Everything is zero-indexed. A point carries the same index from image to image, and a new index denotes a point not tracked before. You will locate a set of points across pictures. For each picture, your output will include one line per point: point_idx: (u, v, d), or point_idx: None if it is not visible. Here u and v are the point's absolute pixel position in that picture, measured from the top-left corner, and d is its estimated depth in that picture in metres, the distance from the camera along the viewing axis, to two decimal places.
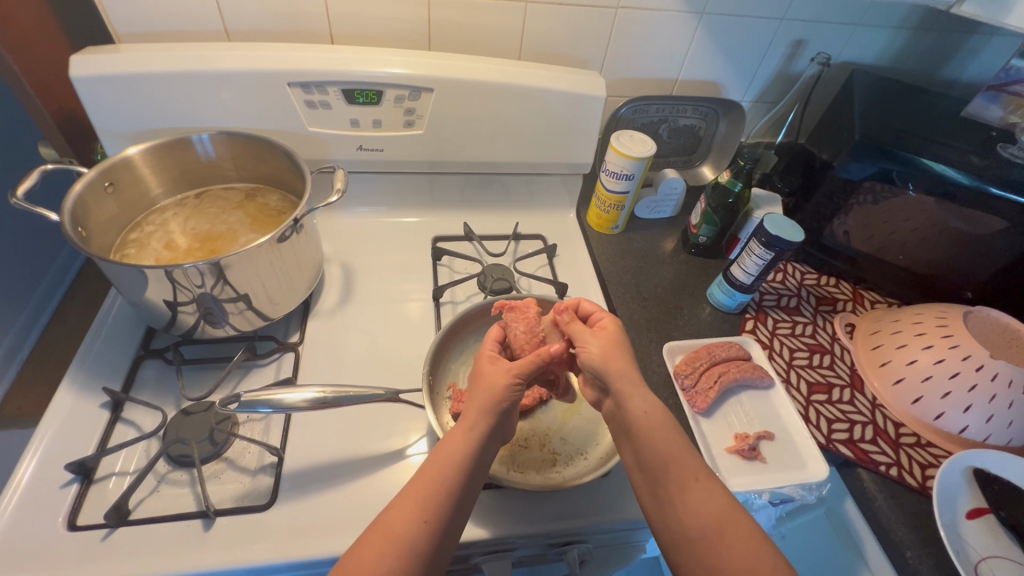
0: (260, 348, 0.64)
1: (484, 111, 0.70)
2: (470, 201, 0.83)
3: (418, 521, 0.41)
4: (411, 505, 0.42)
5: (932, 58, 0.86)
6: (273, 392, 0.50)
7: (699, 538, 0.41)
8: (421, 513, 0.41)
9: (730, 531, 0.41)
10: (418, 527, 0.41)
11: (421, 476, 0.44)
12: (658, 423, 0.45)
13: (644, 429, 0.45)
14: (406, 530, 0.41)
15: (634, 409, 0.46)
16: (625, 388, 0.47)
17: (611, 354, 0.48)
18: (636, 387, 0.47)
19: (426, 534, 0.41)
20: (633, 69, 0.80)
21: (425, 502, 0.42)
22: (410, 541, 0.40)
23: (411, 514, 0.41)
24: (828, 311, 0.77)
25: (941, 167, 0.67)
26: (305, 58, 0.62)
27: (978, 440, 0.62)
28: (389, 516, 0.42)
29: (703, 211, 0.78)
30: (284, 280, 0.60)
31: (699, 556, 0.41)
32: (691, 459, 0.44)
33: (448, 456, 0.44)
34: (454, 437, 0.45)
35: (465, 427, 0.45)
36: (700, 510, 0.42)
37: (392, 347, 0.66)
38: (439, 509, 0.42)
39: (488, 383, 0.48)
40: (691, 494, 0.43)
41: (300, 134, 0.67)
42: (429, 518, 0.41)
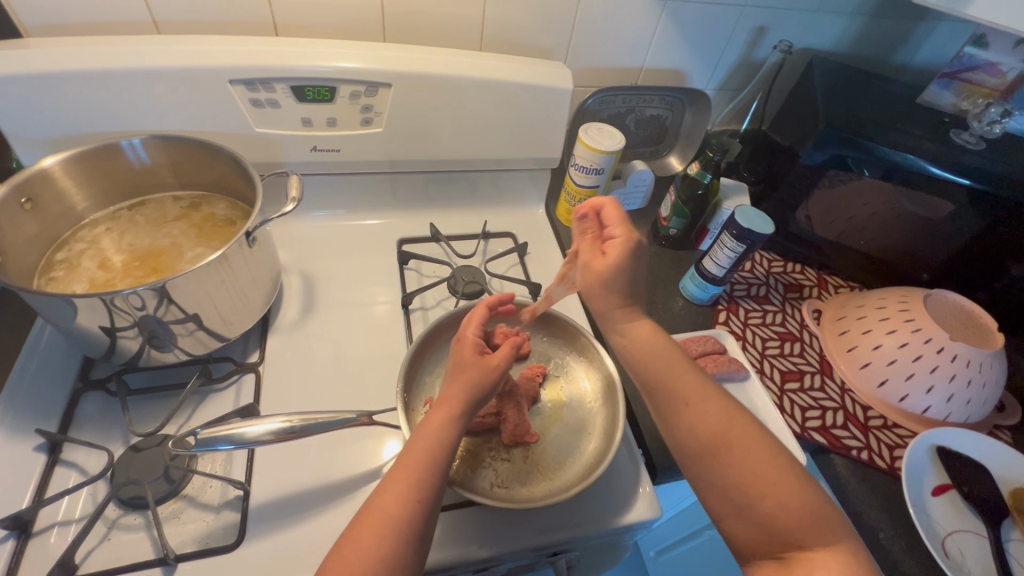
0: (216, 370, 0.59)
1: (446, 106, 0.66)
2: (436, 199, 0.80)
3: (413, 503, 0.40)
4: (399, 485, 0.40)
5: (885, 46, 0.87)
6: (233, 427, 0.46)
7: (699, 454, 0.43)
8: (413, 490, 0.40)
9: (727, 441, 0.42)
10: (411, 508, 0.39)
11: (403, 461, 0.42)
12: (655, 349, 0.46)
13: (640, 359, 0.47)
14: (397, 504, 0.39)
15: (621, 341, 0.48)
16: (619, 320, 0.48)
17: (596, 284, 0.48)
18: (623, 320, 0.48)
19: (417, 507, 0.40)
20: (598, 59, 0.77)
21: (414, 477, 0.41)
22: (404, 522, 0.39)
23: (404, 497, 0.40)
24: (795, 298, 0.78)
25: (899, 154, 0.68)
26: (248, 52, 0.57)
27: (940, 418, 0.65)
28: (378, 499, 0.40)
29: (674, 203, 0.77)
30: (238, 298, 0.55)
31: (703, 469, 0.43)
32: (688, 379, 0.45)
33: (429, 436, 0.43)
34: (428, 421, 0.44)
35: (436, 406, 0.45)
36: (699, 424, 0.43)
37: (360, 361, 0.62)
38: (426, 484, 0.41)
39: (459, 366, 0.47)
40: (689, 411, 0.44)
41: (246, 136, 0.62)
42: (420, 493, 0.40)
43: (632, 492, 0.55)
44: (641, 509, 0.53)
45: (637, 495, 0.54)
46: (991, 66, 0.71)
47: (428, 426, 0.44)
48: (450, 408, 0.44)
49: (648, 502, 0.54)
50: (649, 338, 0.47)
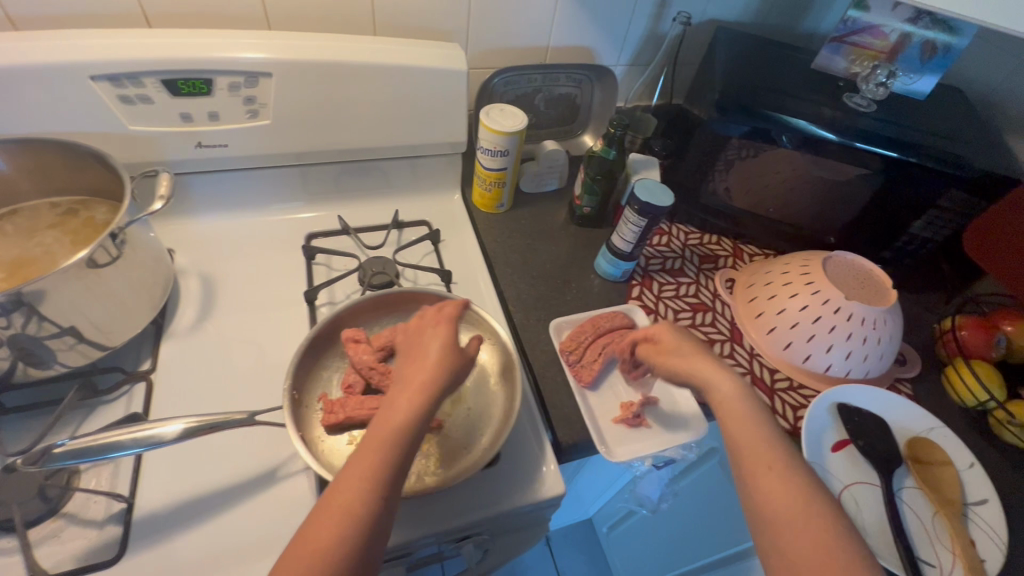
0: (104, 381, 0.57)
1: (336, 94, 0.65)
2: (345, 191, 0.78)
3: (380, 497, 0.37)
4: (365, 467, 0.37)
5: (791, 15, 0.88)
6: (129, 432, 0.46)
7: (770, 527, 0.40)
8: (376, 482, 0.37)
9: (799, 517, 0.39)
10: (381, 500, 0.36)
11: (368, 440, 0.39)
12: (733, 407, 0.46)
13: (721, 416, 0.46)
14: (361, 493, 0.36)
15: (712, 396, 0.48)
16: (699, 379, 0.49)
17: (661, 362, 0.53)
18: (708, 370, 0.49)
19: (380, 501, 0.36)
20: (500, 39, 0.76)
21: (375, 462, 0.37)
22: (369, 514, 0.36)
23: (375, 487, 0.37)
24: (710, 268, 0.79)
25: (793, 121, 0.69)
26: (108, 46, 0.54)
27: (842, 376, 0.67)
28: (344, 482, 0.37)
29: (584, 181, 0.77)
30: (118, 304, 0.54)
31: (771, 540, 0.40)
32: (771, 450, 0.43)
33: (394, 422, 0.39)
34: (394, 401, 0.41)
35: (399, 390, 0.42)
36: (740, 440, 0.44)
37: (261, 362, 0.61)
38: (386, 471, 0.37)
39: (419, 355, 0.44)
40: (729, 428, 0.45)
41: (119, 135, 0.59)
42: (377, 480, 0.37)
43: (535, 471, 0.55)
44: (544, 488, 0.54)
45: (540, 473, 0.54)
46: (874, 28, 0.72)
47: (398, 408, 0.40)
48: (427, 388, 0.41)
49: (550, 480, 0.54)
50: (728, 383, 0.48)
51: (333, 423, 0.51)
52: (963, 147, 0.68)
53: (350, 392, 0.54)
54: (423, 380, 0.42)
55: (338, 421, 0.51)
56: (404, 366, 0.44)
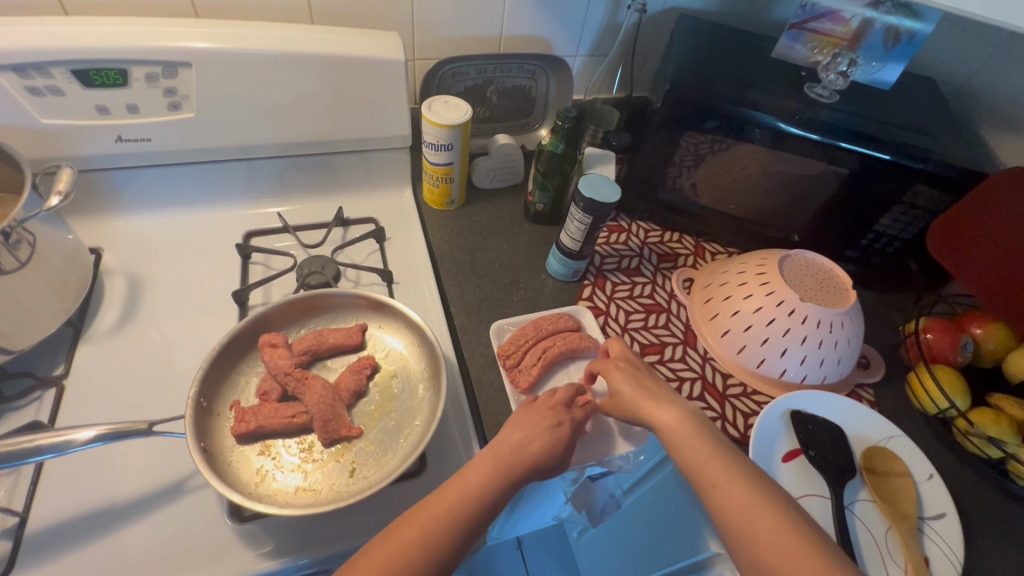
0: (13, 387, 0.54)
1: (267, 86, 0.62)
2: (288, 188, 0.75)
3: (456, 535, 0.43)
4: (444, 506, 0.44)
5: (758, 3, 0.84)
6: (49, 436, 0.44)
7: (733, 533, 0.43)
8: (450, 524, 0.43)
9: (753, 521, 0.43)
10: (457, 536, 0.43)
11: (447, 489, 0.45)
12: (681, 431, 0.48)
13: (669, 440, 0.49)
14: (437, 525, 0.43)
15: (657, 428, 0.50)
16: (645, 411, 0.51)
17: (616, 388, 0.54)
18: (649, 402, 0.51)
19: (459, 537, 0.43)
20: (447, 28, 0.73)
21: (457, 507, 0.44)
22: (439, 544, 0.42)
23: (450, 528, 0.43)
24: (668, 268, 0.76)
25: (751, 112, 0.66)
26: (11, 35, 0.52)
27: (798, 381, 0.63)
28: (420, 514, 0.43)
29: (535, 176, 0.74)
30: (21, 306, 0.51)
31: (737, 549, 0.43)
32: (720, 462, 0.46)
33: (474, 477, 0.46)
34: (493, 449, 0.48)
35: (498, 445, 0.48)
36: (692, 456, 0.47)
37: (183, 367, 0.58)
38: (467, 518, 0.44)
39: (533, 415, 0.51)
40: (678, 448, 0.48)
41: (32, 129, 0.56)
42: (463, 523, 0.43)
43: None
44: None
45: None
46: (834, 14, 0.70)
47: (477, 467, 0.46)
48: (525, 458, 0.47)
49: None
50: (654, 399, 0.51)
51: (242, 432, 0.48)
52: (929, 140, 0.64)
53: (265, 399, 0.51)
54: (523, 439, 0.48)
55: (248, 430, 0.48)
56: (519, 422, 0.50)
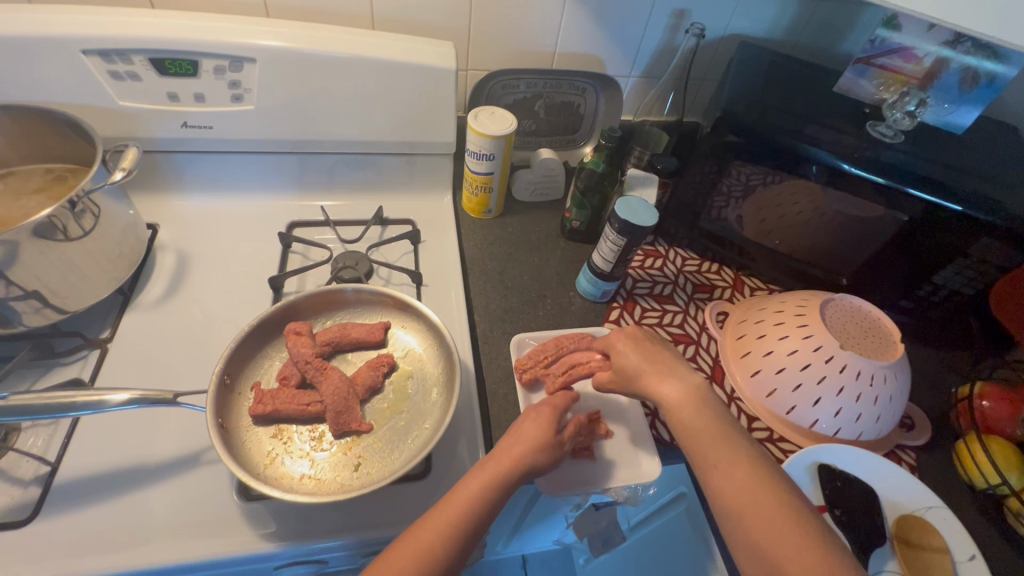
0: (63, 344, 0.58)
1: (324, 85, 0.64)
2: (333, 184, 0.77)
3: (457, 543, 0.41)
4: (448, 514, 0.42)
5: (825, 35, 0.81)
6: (90, 394, 0.47)
7: None
8: (454, 532, 0.42)
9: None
10: (455, 544, 0.41)
11: (454, 495, 0.44)
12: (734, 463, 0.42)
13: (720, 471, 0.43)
14: (440, 536, 0.41)
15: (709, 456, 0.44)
16: (700, 437, 0.45)
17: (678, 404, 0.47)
18: (702, 427, 0.45)
19: (457, 543, 0.41)
20: (502, 41, 0.74)
21: (462, 517, 0.42)
22: (440, 556, 0.41)
23: (450, 535, 0.41)
24: (702, 298, 0.73)
25: (804, 146, 0.63)
26: (101, 23, 0.56)
27: (830, 434, 0.59)
28: (425, 524, 0.42)
29: (574, 194, 0.74)
30: (79, 270, 0.55)
31: None
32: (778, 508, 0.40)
33: (484, 480, 0.44)
34: (506, 451, 0.46)
35: (509, 450, 0.46)
36: (727, 484, 0.42)
37: (216, 345, 0.61)
38: (469, 529, 0.42)
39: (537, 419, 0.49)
40: (729, 487, 0.42)
41: (109, 110, 0.61)
42: (461, 532, 0.42)
43: None
44: None
45: None
46: (906, 51, 0.67)
47: (484, 469, 0.45)
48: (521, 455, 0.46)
49: None
50: (685, 400, 0.47)
51: (259, 414, 0.50)
52: (1003, 191, 0.59)
53: (285, 384, 0.53)
54: (527, 440, 0.47)
55: (264, 412, 0.50)
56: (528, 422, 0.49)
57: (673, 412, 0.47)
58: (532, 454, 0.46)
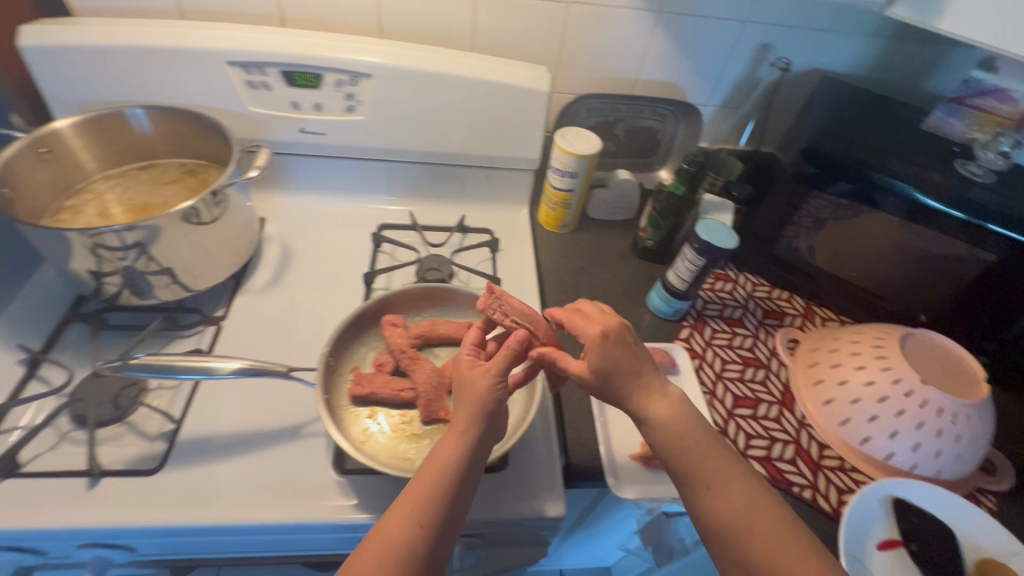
0: (184, 319, 0.65)
1: (428, 101, 0.70)
2: (420, 191, 0.83)
3: (415, 527, 0.39)
4: (408, 506, 0.40)
5: (910, 72, 0.82)
6: (208, 360, 0.53)
7: None
8: (417, 515, 0.39)
9: None
10: (415, 531, 0.39)
11: (414, 483, 0.41)
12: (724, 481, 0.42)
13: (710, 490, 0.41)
14: (405, 531, 0.39)
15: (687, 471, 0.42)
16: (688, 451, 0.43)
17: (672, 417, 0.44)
18: (676, 434, 0.43)
19: (418, 527, 0.39)
20: (590, 67, 0.78)
21: (421, 502, 0.40)
22: (405, 550, 0.38)
23: (407, 521, 0.39)
24: (773, 324, 0.74)
25: (887, 180, 0.64)
26: (245, 39, 0.64)
27: (905, 469, 0.59)
28: (387, 519, 0.39)
29: (651, 214, 0.76)
30: (207, 254, 0.62)
31: None
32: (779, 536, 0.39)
33: (440, 461, 0.42)
34: (452, 434, 0.43)
35: (457, 431, 0.43)
36: (727, 504, 0.41)
37: (315, 331, 0.66)
38: (435, 512, 0.39)
39: (475, 386, 0.45)
40: (715, 503, 0.41)
41: (241, 114, 0.68)
42: (424, 518, 0.39)
43: (541, 486, 0.54)
44: (544, 505, 0.53)
45: (547, 491, 0.54)
46: (1000, 93, 0.68)
47: (438, 453, 0.42)
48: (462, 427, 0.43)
49: (554, 501, 0.54)
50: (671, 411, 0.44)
51: (358, 395, 0.54)
52: None
53: (381, 369, 0.57)
54: (471, 411, 0.44)
55: (363, 394, 0.54)
56: (465, 398, 0.45)
57: (657, 431, 0.44)
58: (473, 432, 0.43)
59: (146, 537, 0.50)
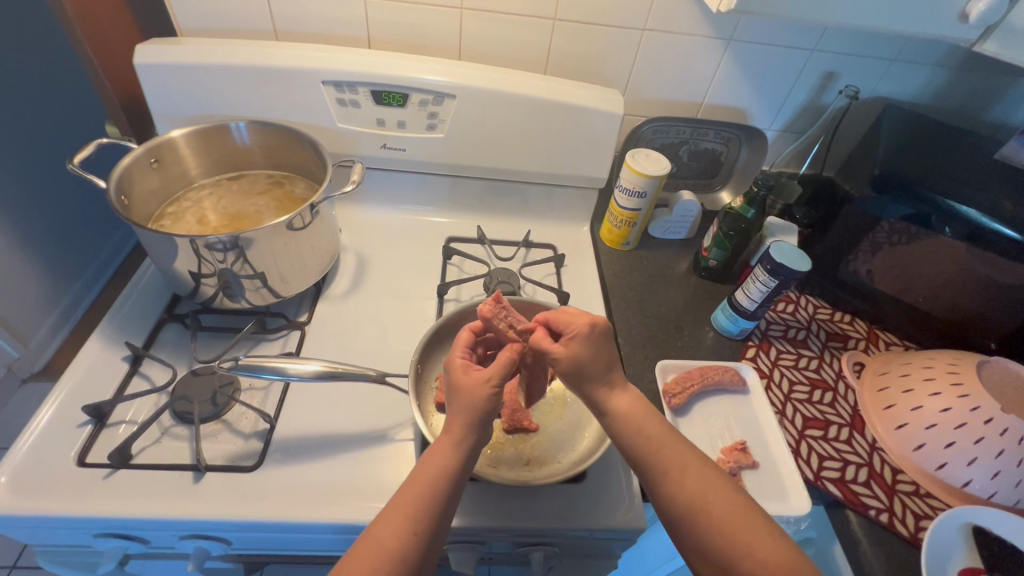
0: (270, 323, 0.68)
1: (505, 121, 0.73)
2: (486, 207, 0.85)
3: (410, 534, 0.40)
4: (402, 512, 0.41)
5: (975, 102, 0.83)
6: (279, 361, 0.54)
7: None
8: (411, 522, 0.41)
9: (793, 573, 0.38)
10: (410, 538, 0.40)
11: (406, 487, 0.43)
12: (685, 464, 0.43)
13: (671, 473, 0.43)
14: (402, 536, 0.40)
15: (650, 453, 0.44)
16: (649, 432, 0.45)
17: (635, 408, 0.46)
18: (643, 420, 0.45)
19: (413, 534, 0.40)
20: (658, 90, 0.81)
21: (414, 511, 0.41)
22: (401, 555, 0.40)
23: (403, 528, 0.41)
24: (837, 347, 0.75)
25: (958, 207, 0.65)
26: (340, 60, 0.68)
27: (983, 497, 0.59)
28: (381, 523, 0.41)
29: (715, 234, 0.78)
30: (298, 262, 0.65)
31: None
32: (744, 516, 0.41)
33: (432, 468, 0.43)
34: (442, 443, 0.45)
35: (444, 440, 0.45)
36: (688, 492, 0.42)
37: (393, 338, 0.68)
38: (428, 517, 0.41)
39: (469, 395, 0.46)
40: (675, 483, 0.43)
41: (330, 130, 0.72)
42: (419, 526, 0.41)
43: (621, 497, 0.55)
44: (626, 516, 0.54)
45: (627, 501, 0.55)
46: None
47: (430, 459, 0.44)
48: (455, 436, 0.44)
49: (634, 512, 0.54)
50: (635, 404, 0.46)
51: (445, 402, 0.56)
52: None
53: None
54: (464, 419, 0.45)
55: None
56: (456, 405, 0.46)
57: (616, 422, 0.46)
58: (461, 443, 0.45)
59: (244, 531, 0.52)
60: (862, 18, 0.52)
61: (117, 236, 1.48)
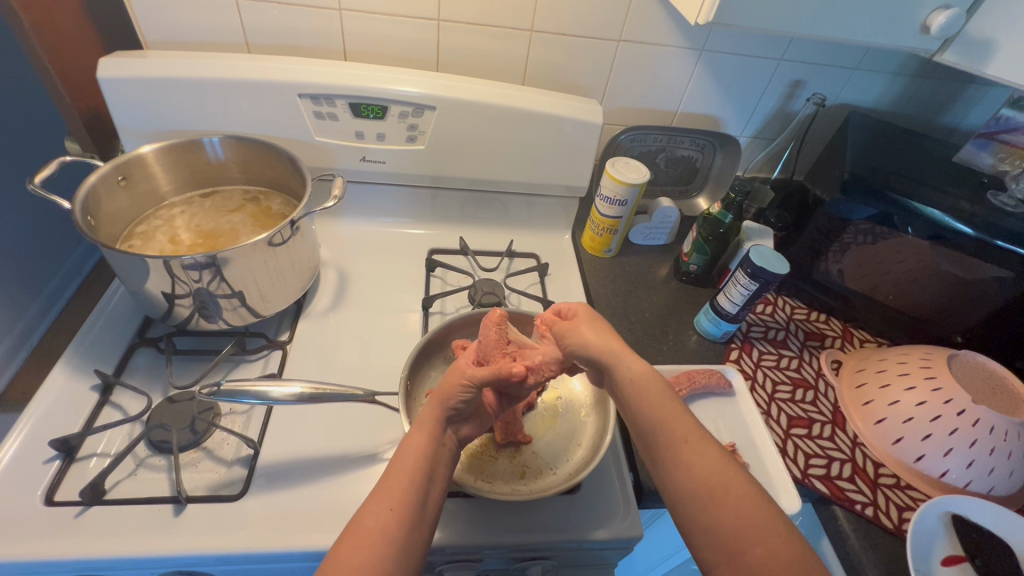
0: (250, 344, 0.66)
1: (485, 131, 0.73)
2: (468, 218, 0.85)
3: (388, 510, 0.40)
4: (383, 494, 0.41)
5: (931, 107, 0.87)
6: (259, 384, 0.52)
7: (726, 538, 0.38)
8: (391, 500, 0.40)
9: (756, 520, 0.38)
10: (390, 516, 0.39)
11: (389, 474, 0.42)
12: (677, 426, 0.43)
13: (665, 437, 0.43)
14: (384, 515, 0.39)
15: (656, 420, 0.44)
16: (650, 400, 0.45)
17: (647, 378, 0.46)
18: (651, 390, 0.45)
19: (392, 512, 0.40)
20: (634, 100, 0.82)
21: (395, 490, 0.41)
22: (383, 530, 0.39)
23: (381, 506, 0.40)
24: (815, 346, 0.77)
25: (924, 208, 0.67)
26: (316, 73, 0.66)
27: (959, 485, 0.61)
28: (367, 509, 0.40)
29: (695, 240, 0.79)
30: (278, 279, 0.63)
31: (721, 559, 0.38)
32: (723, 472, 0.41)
33: (411, 449, 0.43)
34: (418, 433, 0.45)
35: (421, 427, 0.45)
36: (694, 474, 0.41)
37: (378, 354, 0.67)
38: (410, 497, 0.41)
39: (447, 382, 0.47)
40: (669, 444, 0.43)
41: (308, 144, 0.71)
42: (397, 503, 0.40)
43: (616, 506, 0.55)
44: (623, 527, 0.54)
45: (621, 510, 0.55)
46: None
47: (409, 443, 0.44)
48: (430, 426, 0.45)
49: (630, 520, 0.54)
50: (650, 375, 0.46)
51: None
52: None
53: None
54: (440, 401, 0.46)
55: None
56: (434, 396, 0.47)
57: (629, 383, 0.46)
58: (439, 427, 0.45)
59: (228, 564, 0.49)
60: (830, 28, 0.54)
61: (76, 258, 1.41)
